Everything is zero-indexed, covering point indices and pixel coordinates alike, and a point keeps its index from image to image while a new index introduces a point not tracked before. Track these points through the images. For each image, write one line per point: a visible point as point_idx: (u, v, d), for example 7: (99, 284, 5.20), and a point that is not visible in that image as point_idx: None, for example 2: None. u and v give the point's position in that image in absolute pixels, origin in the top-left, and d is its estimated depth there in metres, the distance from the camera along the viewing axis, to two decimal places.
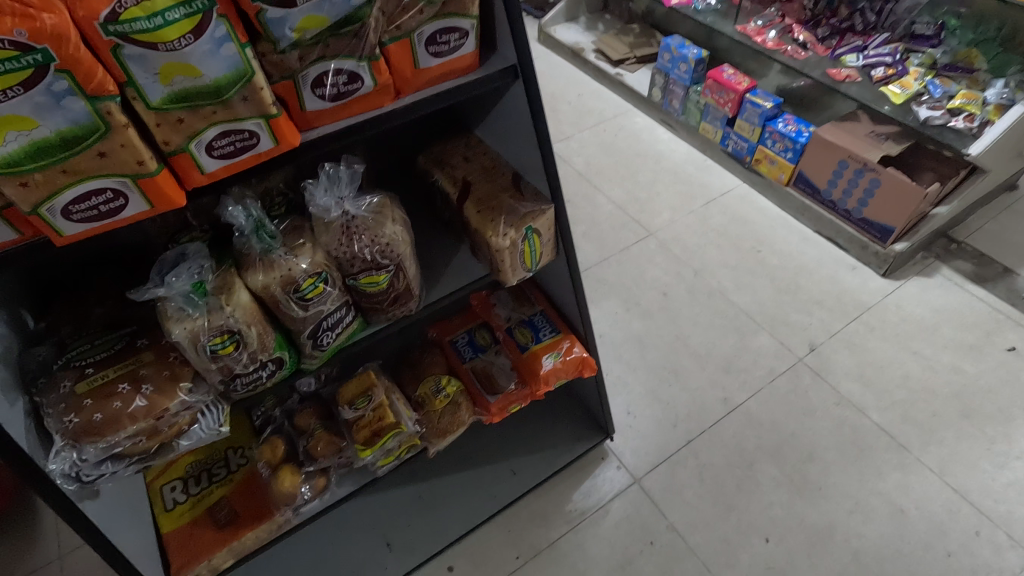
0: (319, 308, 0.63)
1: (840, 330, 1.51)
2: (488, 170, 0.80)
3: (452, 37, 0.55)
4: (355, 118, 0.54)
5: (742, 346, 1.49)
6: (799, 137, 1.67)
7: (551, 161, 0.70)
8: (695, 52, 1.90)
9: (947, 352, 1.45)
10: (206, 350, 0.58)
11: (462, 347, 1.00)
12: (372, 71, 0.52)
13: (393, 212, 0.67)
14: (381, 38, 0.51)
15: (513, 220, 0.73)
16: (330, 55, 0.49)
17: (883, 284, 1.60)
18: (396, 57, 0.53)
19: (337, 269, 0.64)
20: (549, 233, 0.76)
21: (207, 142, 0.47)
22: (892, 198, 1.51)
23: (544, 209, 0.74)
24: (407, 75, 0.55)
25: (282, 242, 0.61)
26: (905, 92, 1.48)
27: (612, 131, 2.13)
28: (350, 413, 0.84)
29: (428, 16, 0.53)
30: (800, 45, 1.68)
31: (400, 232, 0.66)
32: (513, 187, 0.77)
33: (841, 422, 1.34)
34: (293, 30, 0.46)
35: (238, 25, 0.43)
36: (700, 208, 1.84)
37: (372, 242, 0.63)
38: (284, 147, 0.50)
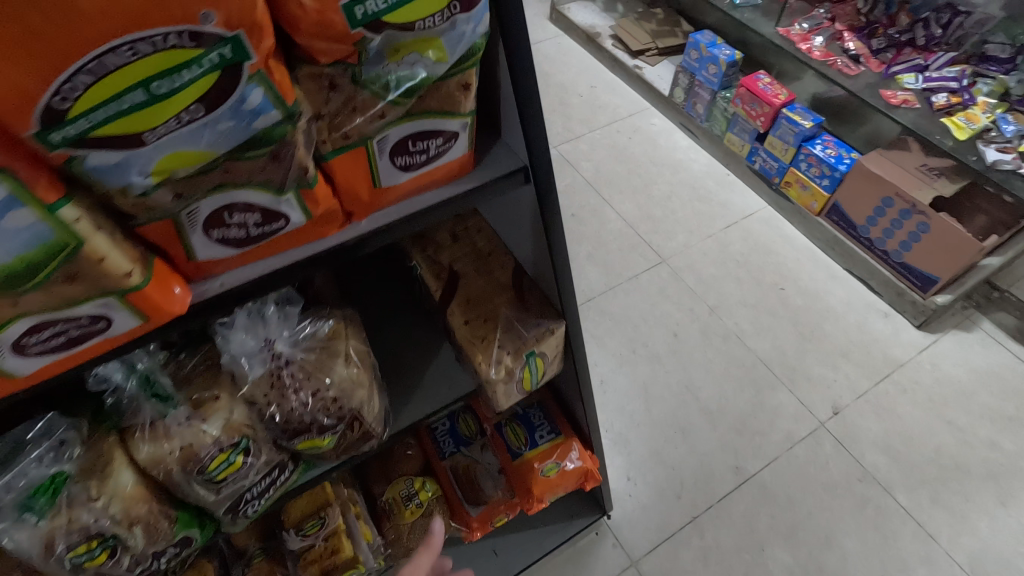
0: (237, 484, 0.47)
1: (867, 390, 1.36)
2: (481, 255, 0.62)
3: (431, 143, 0.41)
4: (277, 257, 0.41)
5: (758, 403, 1.33)
6: (839, 164, 1.48)
7: (565, 270, 0.54)
8: (727, 53, 1.69)
9: (985, 424, 1.30)
10: (66, 563, 0.43)
11: (442, 440, 0.83)
12: (303, 202, 0.39)
13: (346, 344, 0.51)
14: (321, 150, 0.38)
15: (510, 339, 0.56)
16: (231, 183, 0.35)
17: (917, 337, 1.44)
18: (343, 172, 0.39)
19: (265, 428, 0.47)
20: (556, 352, 0.59)
21: (17, 339, 0.34)
22: (940, 246, 1.34)
23: (553, 326, 0.57)
24: (360, 195, 0.41)
25: (185, 397, 0.46)
26: (971, 127, 1.28)
27: (626, 133, 1.92)
28: (297, 542, 0.68)
29: (392, 118, 0.38)
30: (852, 57, 1.46)
31: (354, 374, 0.50)
32: (513, 286, 0.60)
33: (864, 502, 1.20)
34: (147, 174, 0.32)
35: (39, 182, 0.30)
36: (719, 231, 1.66)
37: (313, 394, 0.47)
38: (155, 321, 0.38)
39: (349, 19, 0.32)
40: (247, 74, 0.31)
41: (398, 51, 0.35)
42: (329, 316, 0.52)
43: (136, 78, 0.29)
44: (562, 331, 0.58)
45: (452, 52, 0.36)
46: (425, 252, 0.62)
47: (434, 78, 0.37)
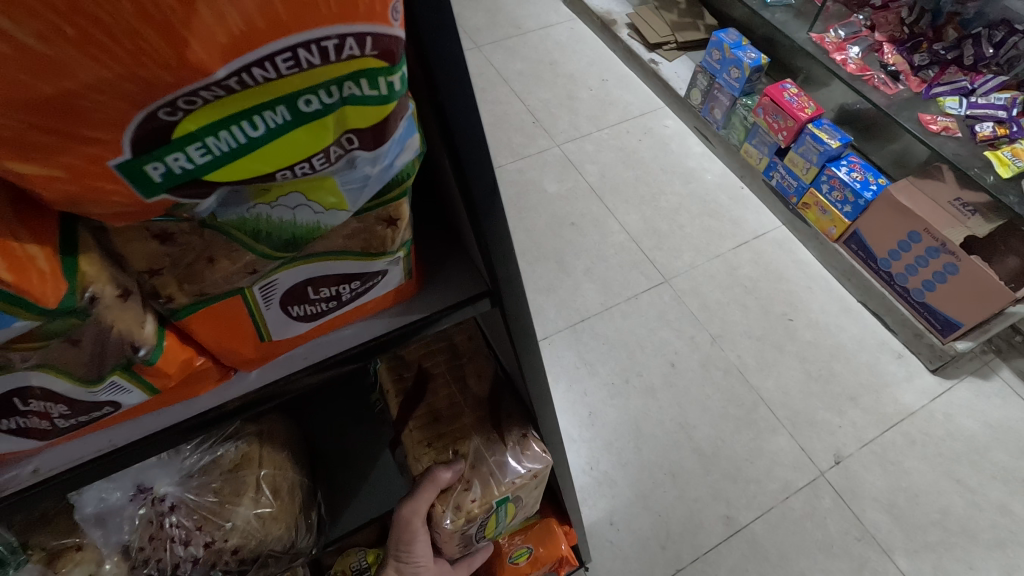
0: None
1: (874, 439, 1.27)
2: (468, 367, 0.68)
3: (345, 287, 0.35)
4: (125, 427, 0.35)
5: (756, 448, 1.24)
6: (864, 191, 1.36)
7: (539, 377, 0.49)
8: (752, 56, 1.54)
9: (997, 486, 1.22)
10: None
11: None
12: (138, 378, 0.32)
13: (245, 484, 0.60)
14: (167, 307, 0.31)
15: (478, 482, 0.61)
16: (18, 364, 0.27)
17: (931, 382, 1.35)
18: (206, 329, 0.33)
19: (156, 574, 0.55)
20: (528, 495, 0.64)
21: None
22: (968, 290, 1.23)
23: (529, 470, 0.62)
24: (242, 352, 0.35)
25: (39, 547, 0.51)
26: (1018, 163, 1.14)
27: (636, 134, 1.79)
28: None
29: (268, 270, 0.31)
30: (890, 73, 1.33)
31: (251, 515, 0.58)
32: (489, 414, 0.65)
33: (861, 565, 1.12)
34: None
35: None
36: (729, 252, 1.54)
37: (206, 545, 0.56)
38: None
39: (141, 184, 0.24)
40: None
41: (269, 191, 0.27)
42: (229, 456, 0.61)
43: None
44: (535, 478, 0.63)
45: (353, 198, 0.29)
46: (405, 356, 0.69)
47: (325, 226, 0.30)
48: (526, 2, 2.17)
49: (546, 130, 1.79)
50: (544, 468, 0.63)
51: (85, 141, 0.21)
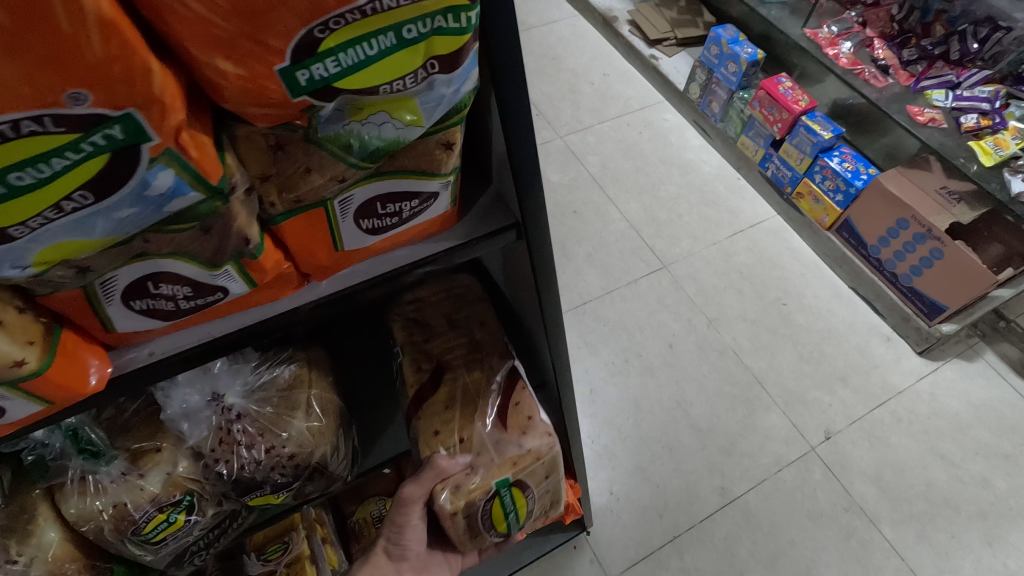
0: (178, 540, 0.50)
1: (862, 416, 1.33)
2: (481, 356, 0.70)
3: (405, 205, 0.38)
4: (219, 322, 0.38)
5: (749, 424, 1.30)
6: (855, 180, 1.42)
7: (554, 314, 0.54)
8: (749, 51, 1.60)
9: (979, 461, 1.28)
10: None
11: None
12: (242, 272, 0.35)
13: (301, 397, 0.54)
14: (269, 212, 0.35)
15: (481, 467, 0.64)
16: (154, 251, 0.32)
17: (918, 364, 1.41)
18: (295, 234, 0.36)
19: (212, 484, 0.50)
20: (533, 482, 0.67)
21: None
22: (953, 273, 1.29)
23: (532, 453, 0.66)
24: (318, 257, 0.39)
25: (123, 449, 0.47)
26: (999, 153, 1.20)
27: (636, 127, 1.85)
28: (258, 567, 0.65)
29: (353, 181, 0.35)
30: (880, 68, 1.39)
31: (308, 428, 0.53)
32: (500, 401, 0.68)
33: (848, 533, 1.18)
34: (29, 264, 0.29)
35: None
36: (725, 240, 1.60)
37: (266, 451, 0.51)
38: (64, 402, 0.34)
39: (290, 90, 0.28)
40: (149, 155, 0.27)
41: (362, 110, 0.31)
42: (287, 366, 0.56)
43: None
44: (539, 461, 0.66)
45: (428, 115, 0.33)
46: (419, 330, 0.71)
47: (404, 140, 0.33)
48: None
49: (549, 122, 1.85)
50: (547, 454, 0.66)
51: (257, 45, 0.26)
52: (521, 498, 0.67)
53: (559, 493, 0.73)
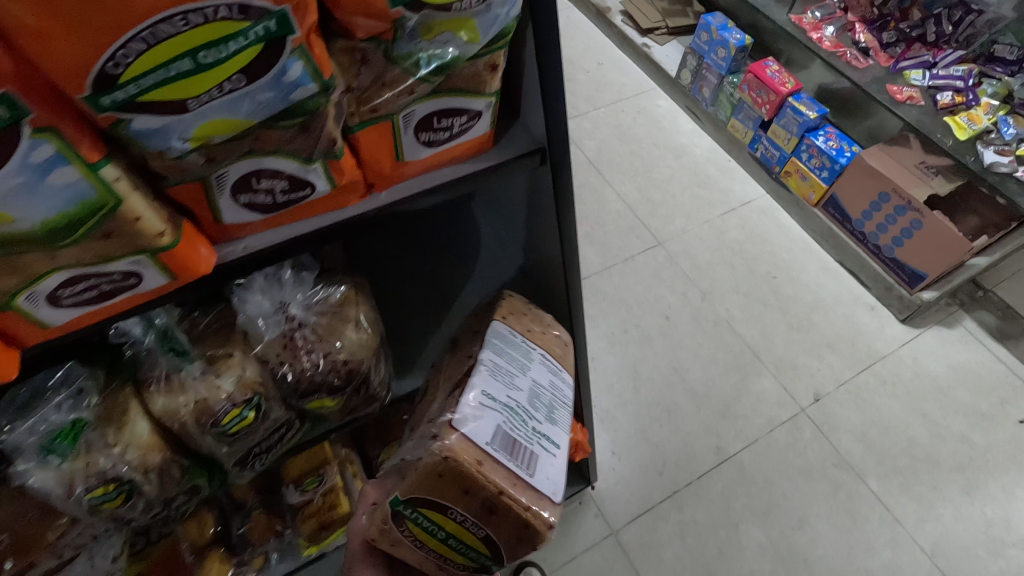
0: (247, 437, 0.52)
1: (849, 380, 1.40)
2: (455, 355, 0.60)
3: (456, 120, 0.44)
4: (300, 223, 0.44)
5: (743, 388, 1.37)
6: (840, 157, 1.49)
7: (570, 242, 0.62)
8: (738, 37, 1.67)
9: (958, 419, 1.35)
10: (84, 503, 0.45)
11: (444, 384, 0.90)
12: (328, 174, 0.41)
13: (356, 310, 0.55)
14: (349, 122, 0.41)
15: (386, 482, 0.53)
16: (261, 150, 0.37)
17: (901, 331, 1.49)
18: (367, 144, 0.42)
19: (277, 390, 0.52)
20: (447, 502, 0.49)
21: (48, 292, 0.35)
22: (932, 243, 1.36)
23: (415, 462, 0.49)
24: (384, 166, 0.44)
25: (200, 354, 0.49)
26: (973, 127, 1.28)
27: (630, 113, 1.92)
28: (296, 496, 0.71)
29: (420, 95, 0.40)
30: (861, 50, 1.46)
31: (365, 338, 0.54)
32: (439, 400, 0.56)
33: (837, 487, 1.25)
34: (186, 138, 0.34)
35: (82, 140, 0.31)
36: (717, 218, 1.67)
37: (325, 356, 0.52)
38: (182, 279, 0.40)
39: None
40: (291, 46, 0.33)
41: (432, 29, 0.37)
42: (343, 280, 0.56)
43: (184, 47, 0.30)
44: (431, 473, 0.48)
45: (484, 33, 0.38)
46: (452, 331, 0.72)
47: (463, 58, 0.39)
48: None
49: None
50: (435, 464, 0.48)
51: None
52: (452, 521, 0.51)
53: (519, 513, 0.49)
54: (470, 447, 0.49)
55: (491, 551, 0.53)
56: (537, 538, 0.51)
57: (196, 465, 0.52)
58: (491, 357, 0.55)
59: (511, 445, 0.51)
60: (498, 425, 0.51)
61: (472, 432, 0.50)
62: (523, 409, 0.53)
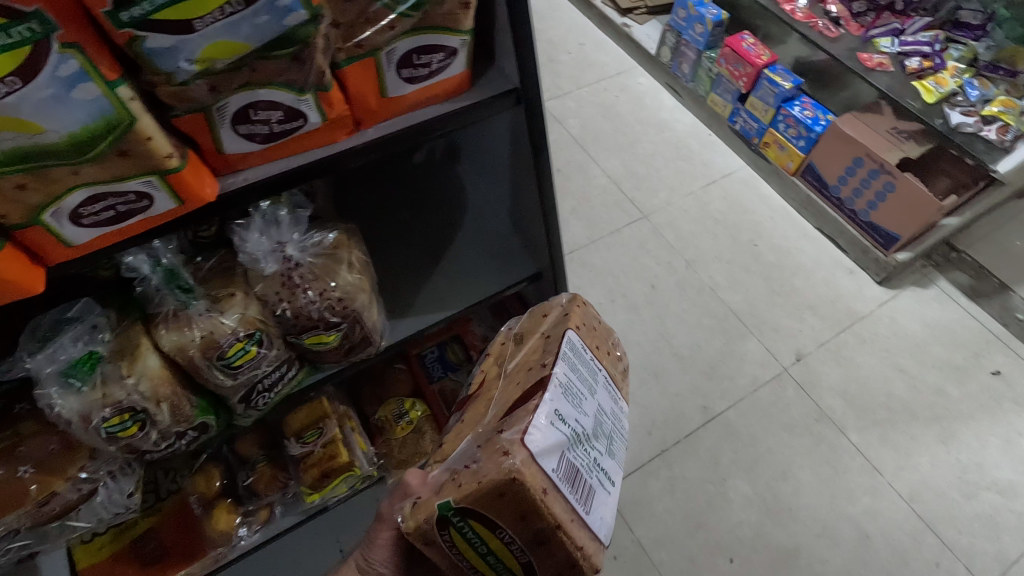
0: (250, 373, 0.58)
1: (830, 339, 1.45)
2: (520, 369, 0.58)
3: (434, 58, 0.52)
4: (299, 155, 0.53)
5: (728, 350, 1.42)
6: (815, 125, 1.54)
7: (550, 192, 0.65)
8: (714, 12, 1.70)
9: (934, 372, 1.41)
10: (102, 431, 0.53)
11: (444, 346, 0.91)
12: (319, 104, 0.49)
13: (348, 253, 0.61)
14: (337, 58, 0.48)
15: (437, 483, 0.51)
16: (259, 79, 0.45)
17: (878, 292, 1.54)
18: (352, 79, 0.50)
19: (276, 326, 0.58)
20: (501, 520, 0.47)
21: (73, 207, 0.44)
22: (905, 205, 1.41)
23: (481, 472, 0.47)
24: (370, 102, 0.53)
25: (204, 294, 0.55)
26: (940, 90, 1.33)
27: (613, 92, 1.95)
28: (298, 448, 0.75)
29: (401, 30, 0.49)
30: (833, 20, 1.50)
31: (356, 278, 0.60)
32: (504, 410, 0.54)
33: (819, 440, 1.30)
34: (193, 60, 0.41)
35: (101, 58, 0.38)
36: (700, 190, 1.71)
37: (320, 293, 0.58)
38: (189, 205, 0.48)
39: None
40: None
41: None
42: (333, 228, 0.62)
43: None
44: (494, 491, 0.45)
45: None
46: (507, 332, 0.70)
47: None
48: None
49: None
50: (503, 482, 0.45)
51: None
52: (497, 540, 0.48)
53: (570, 550, 0.47)
54: (538, 472, 0.46)
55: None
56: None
57: (203, 402, 0.59)
58: (562, 381, 0.53)
59: (574, 474, 0.49)
60: (564, 450, 0.49)
61: (541, 458, 0.47)
62: (585, 442, 0.52)
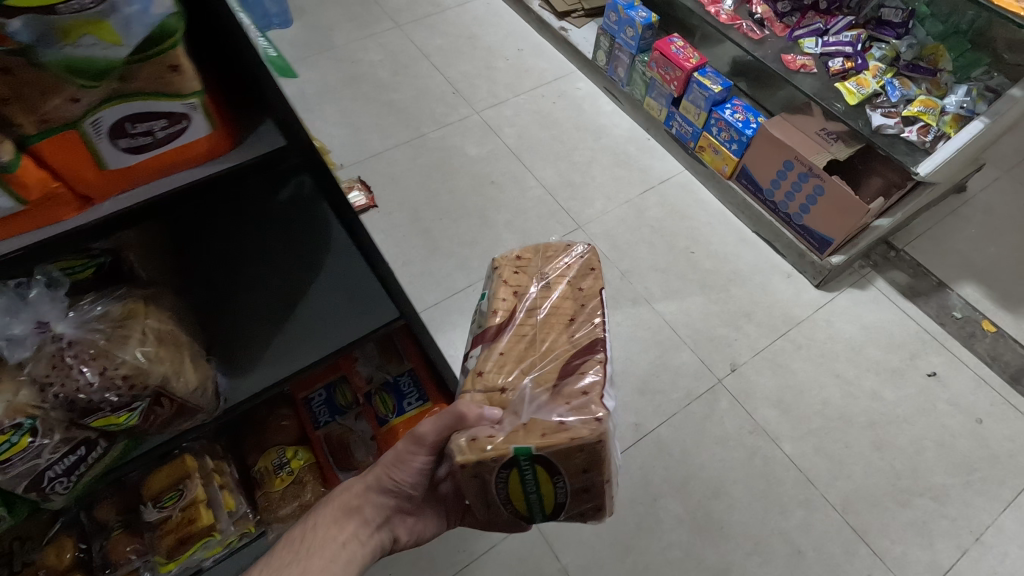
0: (30, 464, 0.51)
1: (766, 347, 1.42)
2: (557, 319, 0.80)
3: (155, 124, 0.50)
4: (19, 239, 0.49)
5: (661, 364, 1.39)
6: (746, 129, 1.51)
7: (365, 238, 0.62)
8: (643, 15, 1.66)
9: (870, 377, 1.39)
10: None
11: (333, 386, 0.86)
12: (10, 190, 0.45)
13: (141, 323, 0.57)
14: (23, 134, 0.45)
15: (510, 429, 0.67)
16: None
17: (816, 296, 1.51)
18: (56, 153, 0.47)
19: (61, 409, 0.53)
20: (565, 470, 0.66)
21: None
22: (834, 208, 1.38)
23: (572, 430, 0.64)
24: (92, 175, 0.49)
25: None
26: (862, 91, 1.31)
27: (550, 98, 1.91)
28: (154, 514, 0.70)
29: (93, 102, 0.45)
30: (757, 21, 1.47)
31: (151, 351, 0.56)
32: (559, 364, 0.74)
33: (753, 453, 1.28)
34: None
35: None
36: (637, 197, 1.68)
37: (99, 373, 0.53)
38: None
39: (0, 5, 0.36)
40: None
41: (70, 33, 0.40)
42: (120, 295, 0.58)
43: None
44: (577, 447, 0.64)
45: (125, 36, 0.42)
46: (521, 261, 0.88)
47: (116, 59, 0.43)
48: None
49: (465, 98, 1.89)
50: (592, 442, 0.63)
51: None
52: (550, 481, 0.67)
53: (602, 498, 0.69)
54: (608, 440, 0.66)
55: (554, 509, 0.70)
56: (594, 514, 0.72)
57: None
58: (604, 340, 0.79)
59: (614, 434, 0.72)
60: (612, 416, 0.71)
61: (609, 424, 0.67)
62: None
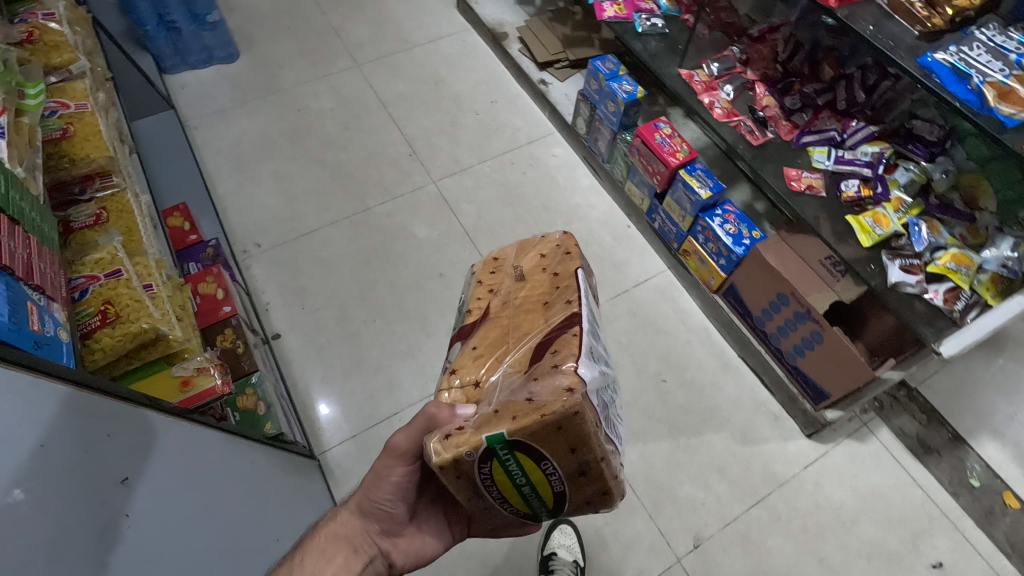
0: None
1: (738, 516, 1.19)
2: (529, 301, 0.57)
3: None
4: None
5: (611, 532, 1.17)
6: (737, 245, 1.24)
7: None
8: (628, 89, 1.39)
9: (860, 564, 1.16)
10: None
11: None
12: None
13: None
14: None
15: (477, 418, 0.48)
16: None
17: (805, 448, 1.27)
18: None
19: None
20: (550, 454, 0.46)
21: None
22: (833, 362, 1.14)
23: (540, 404, 0.45)
24: None
25: None
26: (878, 231, 1.05)
27: (520, 167, 1.65)
28: None
29: None
30: (759, 120, 1.22)
31: None
32: (534, 346, 0.52)
33: None
34: None
35: None
36: (606, 303, 1.44)
37: None
38: None
39: None
40: None
41: None
42: None
43: None
44: (552, 425, 0.44)
45: None
46: (496, 259, 0.65)
47: None
48: (418, 11, 2.00)
49: (422, 163, 1.64)
50: (562, 416, 0.44)
51: None
52: (538, 471, 0.48)
53: (608, 480, 0.49)
54: (592, 408, 0.46)
55: (556, 502, 0.51)
56: (606, 504, 0.52)
57: None
58: (590, 316, 0.54)
59: (607, 413, 0.51)
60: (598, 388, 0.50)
61: (590, 391, 0.47)
62: (607, 378, 0.54)
